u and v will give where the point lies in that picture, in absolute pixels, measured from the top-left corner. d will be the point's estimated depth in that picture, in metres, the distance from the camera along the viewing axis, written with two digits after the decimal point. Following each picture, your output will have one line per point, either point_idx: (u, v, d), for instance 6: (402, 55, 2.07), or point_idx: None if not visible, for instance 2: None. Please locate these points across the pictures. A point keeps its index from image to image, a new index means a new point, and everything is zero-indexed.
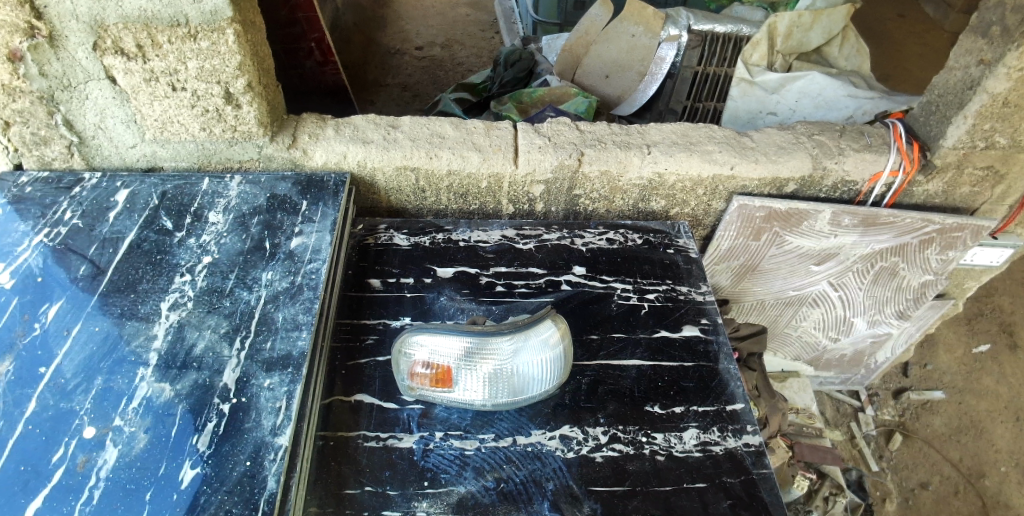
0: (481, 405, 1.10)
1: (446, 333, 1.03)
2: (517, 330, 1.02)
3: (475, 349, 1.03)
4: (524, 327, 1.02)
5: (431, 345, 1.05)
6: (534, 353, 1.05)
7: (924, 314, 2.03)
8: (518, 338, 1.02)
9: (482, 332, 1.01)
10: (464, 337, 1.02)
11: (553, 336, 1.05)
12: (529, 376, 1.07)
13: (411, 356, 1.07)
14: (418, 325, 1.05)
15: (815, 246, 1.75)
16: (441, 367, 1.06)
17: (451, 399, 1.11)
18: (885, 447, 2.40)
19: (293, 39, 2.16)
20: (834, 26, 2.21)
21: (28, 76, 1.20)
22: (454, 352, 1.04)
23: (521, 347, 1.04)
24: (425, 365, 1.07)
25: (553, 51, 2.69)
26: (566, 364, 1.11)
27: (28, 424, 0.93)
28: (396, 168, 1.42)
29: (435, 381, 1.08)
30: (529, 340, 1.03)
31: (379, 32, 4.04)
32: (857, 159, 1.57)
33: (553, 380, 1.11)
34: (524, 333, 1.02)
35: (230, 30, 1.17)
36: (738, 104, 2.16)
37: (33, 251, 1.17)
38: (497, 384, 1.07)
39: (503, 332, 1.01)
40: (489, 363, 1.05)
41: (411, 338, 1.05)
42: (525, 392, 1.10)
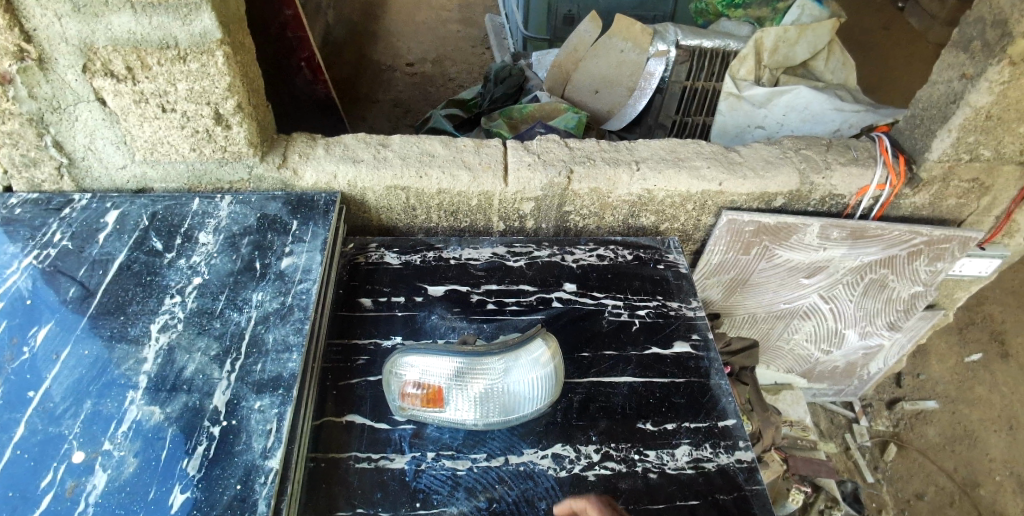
0: (472, 425, 1.10)
1: (437, 353, 1.04)
2: (506, 350, 1.03)
3: (465, 369, 1.04)
4: (514, 346, 1.03)
5: (422, 365, 1.05)
6: (525, 371, 1.06)
7: (914, 325, 2.05)
8: (508, 357, 1.03)
9: (472, 352, 1.02)
10: (454, 358, 1.03)
11: (544, 355, 1.06)
12: (520, 394, 1.08)
13: (401, 376, 1.08)
14: (409, 347, 1.06)
15: (804, 259, 1.77)
16: (432, 387, 1.07)
17: (442, 419, 1.11)
18: (879, 458, 2.40)
19: (282, 58, 2.17)
20: (819, 40, 2.25)
21: (17, 99, 1.20)
22: (444, 372, 1.05)
23: (511, 366, 1.04)
24: (416, 384, 1.07)
25: (543, 67, 2.70)
26: (557, 382, 1.11)
27: (16, 449, 0.92)
28: (386, 187, 1.42)
29: (426, 401, 1.08)
30: (520, 360, 1.04)
31: (371, 48, 4.07)
32: (843, 174, 1.59)
33: (546, 399, 1.11)
34: (514, 353, 1.03)
35: (219, 52, 1.18)
36: (726, 118, 2.19)
37: (22, 273, 1.16)
38: (487, 403, 1.07)
39: (493, 351, 1.02)
40: (479, 383, 1.05)
41: (402, 359, 1.06)
42: (516, 411, 1.10)
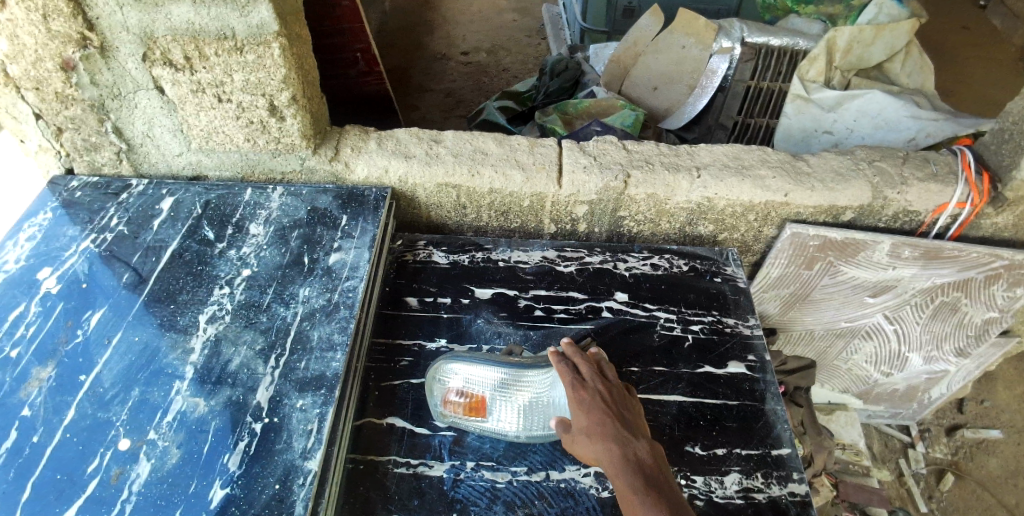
0: (515, 437, 1.07)
1: (482, 361, 1.05)
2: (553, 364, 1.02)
3: (510, 381, 1.04)
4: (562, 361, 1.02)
5: (466, 372, 1.06)
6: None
7: (984, 351, 1.89)
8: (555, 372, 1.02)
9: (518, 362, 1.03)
10: (499, 366, 1.04)
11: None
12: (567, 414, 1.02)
13: (446, 384, 1.08)
14: (455, 354, 1.07)
15: (871, 277, 1.65)
16: (475, 396, 1.06)
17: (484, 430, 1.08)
18: (934, 488, 2.21)
19: (338, 48, 2.15)
20: (897, 42, 2.09)
21: (80, 85, 1.21)
22: (489, 383, 1.05)
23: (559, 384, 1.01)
24: (461, 391, 1.07)
25: (600, 60, 2.61)
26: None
27: (66, 432, 0.93)
28: (437, 185, 1.39)
29: (468, 410, 1.07)
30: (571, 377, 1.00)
31: (423, 36, 4.05)
32: (921, 189, 1.46)
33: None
34: None
35: (276, 44, 1.16)
36: (792, 121, 2.06)
37: (79, 256, 1.19)
38: (532, 415, 1.04)
39: (538, 363, 1.02)
40: (524, 395, 1.04)
41: (447, 364, 1.07)
42: None
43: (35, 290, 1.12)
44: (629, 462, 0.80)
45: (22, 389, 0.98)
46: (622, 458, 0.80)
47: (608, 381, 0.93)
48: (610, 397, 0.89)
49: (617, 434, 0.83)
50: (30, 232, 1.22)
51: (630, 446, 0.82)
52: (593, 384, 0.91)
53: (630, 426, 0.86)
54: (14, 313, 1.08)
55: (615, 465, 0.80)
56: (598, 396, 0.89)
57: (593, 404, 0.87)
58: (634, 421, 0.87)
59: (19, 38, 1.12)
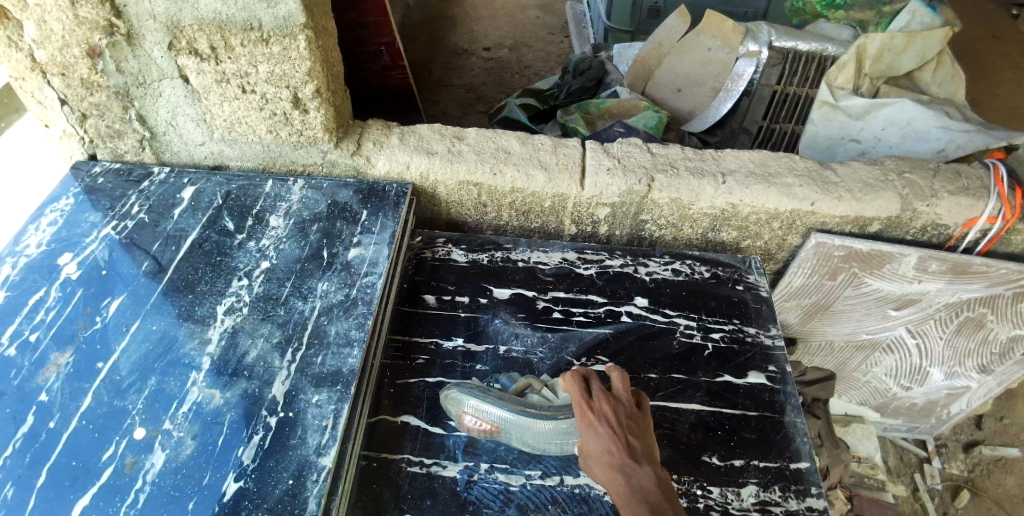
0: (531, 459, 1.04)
1: (496, 403, 1.00)
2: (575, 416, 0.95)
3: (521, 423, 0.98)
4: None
5: (479, 411, 1.01)
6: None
7: (1007, 369, 1.82)
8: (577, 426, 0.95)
9: (535, 412, 0.97)
10: (513, 414, 0.98)
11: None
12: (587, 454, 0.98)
13: (460, 416, 1.04)
14: (469, 391, 1.03)
15: (895, 290, 1.61)
16: (488, 429, 1.02)
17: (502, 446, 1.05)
18: (950, 504, 2.14)
19: (362, 42, 2.14)
20: (929, 50, 2.03)
21: (106, 72, 1.21)
22: (501, 422, 1.00)
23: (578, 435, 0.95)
24: (473, 423, 1.03)
25: (624, 61, 2.58)
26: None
27: (82, 419, 0.93)
28: (459, 182, 1.37)
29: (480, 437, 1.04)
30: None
31: (446, 31, 4.04)
32: (952, 202, 1.42)
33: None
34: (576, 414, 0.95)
35: (302, 36, 1.15)
36: (818, 128, 2.02)
37: (100, 242, 1.19)
38: (549, 450, 1.00)
39: (558, 417, 0.96)
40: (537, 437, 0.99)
41: (461, 396, 1.03)
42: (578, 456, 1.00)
43: (55, 275, 1.12)
44: (633, 494, 0.77)
45: (39, 375, 0.98)
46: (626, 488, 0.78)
47: (618, 399, 0.88)
48: (618, 419, 0.85)
49: (622, 463, 0.80)
50: (52, 217, 1.23)
51: (635, 476, 0.79)
52: (600, 405, 0.86)
53: (638, 451, 0.82)
54: (34, 298, 1.08)
55: (620, 495, 0.78)
56: (604, 420, 0.85)
57: (599, 430, 0.84)
58: (645, 444, 0.83)
59: (47, 24, 1.12)
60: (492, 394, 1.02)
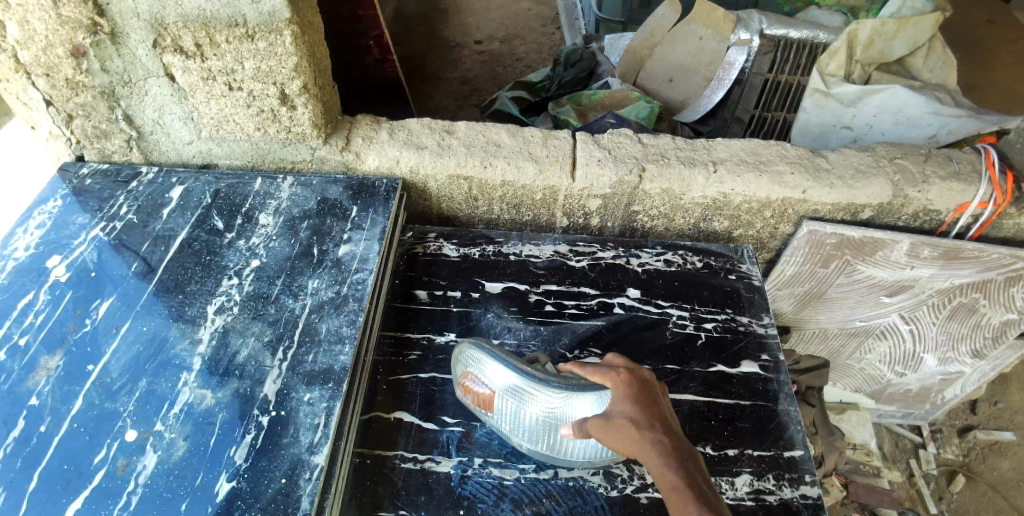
0: (523, 439, 1.00)
1: (497, 357, 0.97)
2: (566, 388, 0.87)
3: (516, 389, 0.94)
4: (576, 388, 0.86)
5: (481, 364, 0.99)
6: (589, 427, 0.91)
7: (1000, 353, 1.83)
8: (565, 399, 0.87)
9: (528, 373, 0.92)
10: (508, 371, 0.94)
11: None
12: (573, 445, 0.94)
13: (466, 369, 1.03)
14: (478, 343, 1.00)
15: (888, 276, 1.62)
16: (488, 392, 0.99)
17: (498, 420, 1.02)
18: (945, 489, 2.15)
19: (352, 36, 2.12)
20: (920, 36, 2.03)
21: (90, 72, 1.20)
22: (498, 383, 0.96)
23: (563, 409, 0.88)
24: (478, 379, 1.00)
25: (616, 51, 2.57)
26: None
27: (74, 422, 0.93)
28: (449, 176, 1.37)
29: (478, 402, 1.03)
30: (582, 410, 0.85)
31: (438, 24, 4.01)
32: (942, 188, 1.42)
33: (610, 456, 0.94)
34: (567, 391, 0.86)
35: (288, 32, 1.14)
36: (809, 116, 2.01)
37: (89, 244, 1.18)
38: (541, 431, 0.95)
39: (550, 384, 0.89)
40: (528, 409, 0.94)
41: (471, 347, 1.01)
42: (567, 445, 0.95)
43: (44, 279, 1.12)
44: (677, 459, 0.67)
45: (30, 378, 0.98)
46: (671, 452, 0.68)
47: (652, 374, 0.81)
48: (657, 389, 0.78)
49: (667, 428, 0.71)
50: (41, 219, 1.22)
51: (681, 442, 0.70)
52: (640, 370, 0.79)
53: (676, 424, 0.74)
54: (23, 301, 1.08)
55: (661, 456, 0.68)
56: (644, 384, 0.77)
57: (642, 392, 0.75)
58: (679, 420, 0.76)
59: (30, 24, 1.11)
60: (499, 348, 0.99)
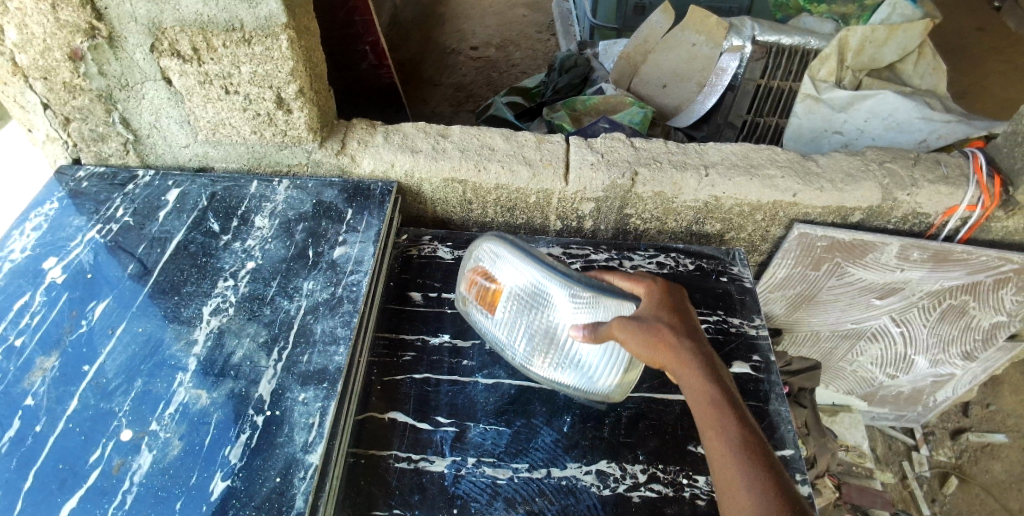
0: (517, 344, 1.02)
1: (522, 249, 0.94)
2: (592, 291, 0.88)
3: (533, 288, 0.93)
4: (597, 288, 0.87)
5: (502, 255, 0.96)
6: (588, 350, 0.96)
7: (991, 355, 1.85)
8: (583, 297, 0.88)
9: (550, 266, 0.90)
10: (530, 263, 0.92)
11: (621, 361, 0.95)
12: (566, 359, 0.99)
13: (482, 264, 1.00)
14: (503, 238, 0.96)
15: (878, 279, 1.64)
16: (499, 290, 0.98)
17: (499, 320, 1.02)
18: (938, 491, 2.17)
19: (348, 40, 2.14)
20: (910, 43, 2.06)
21: (88, 75, 1.22)
22: (515, 281, 0.95)
23: (577, 308, 0.90)
24: (492, 275, 0.98)
25: (610, 58, 2.60)
26: (622, 373, 0.98)
27: (69, 422, 0.94)
28: (444, 180, 1.38)
29: (484, 298, 1.02)
30: (597, 310, 0.88)
31: (435, 30, 4.04)
32: (931, 192, 1.44)
33: (604, 384, 0.99)
34: (592, 294, 0.87)
35: (284, 36, 1.15)
36: (801, 121, 2.02)
37: (85, 246, 1.19)
38: (541, 335, 0.98)
39: (575, 286, 0.88)
40: (540, 311, 0.95)
41: (493, 240, 0.97)
42: (559, 358, 0.99)
43: (40, 280, 1.12)
44: (717, 379, 0.78)
45: (26, 379, 0.98)
46: (710, 370, 0.78)
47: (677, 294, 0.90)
48: (686, 309, 0.87)
49: (698, 342, 0.82)
50: (37, 222, 1.23)
51: (713, 358, 0.80)
52: (671, 294, 0.89)
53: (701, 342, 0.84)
54: (19, 303, 1.08)
55: (704, 373, 0.78)
56: (675, 304, 0.86)
57: (675, 311, 0.85)
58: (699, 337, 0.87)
59: (28, 28, 1.13)
60: (524, 241, 0.95)
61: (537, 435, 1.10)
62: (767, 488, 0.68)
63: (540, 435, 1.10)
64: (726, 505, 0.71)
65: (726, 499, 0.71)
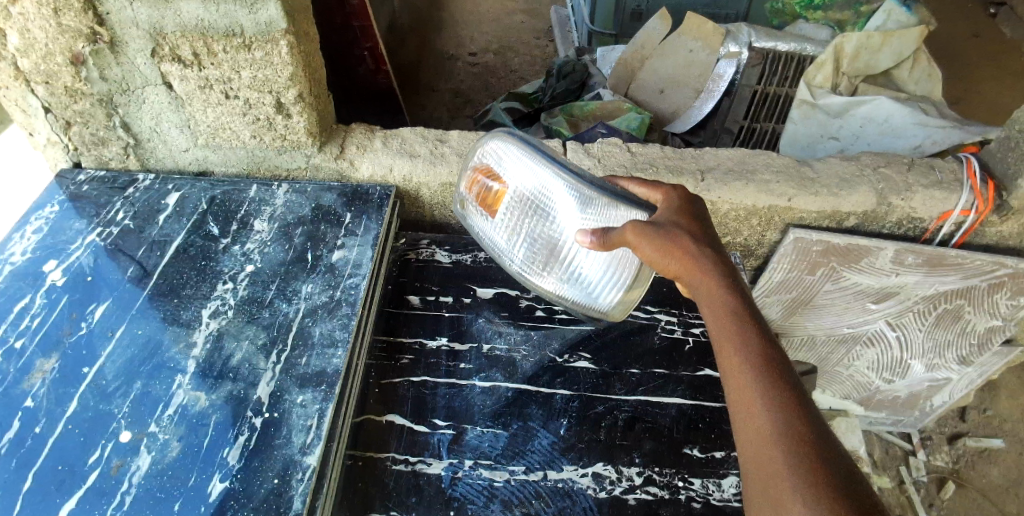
0: (514, 254, 0.94)
1: (532, 145, 0.84)
2: (606, 193, 0.79)
3: (540, 191, 0.84)
4: (611, 193, 0.79)
5: (508, 152, 0.86)
6: (589, 264, 0.88)
7: (987, 360, 1.86)
8: (595, 202, 0.80)
9: (563, 165, 0.81)
10: (540, 162, 0.82)
11: (624, 277, 0.88)
12: (564, 275, 0.92)
13: (486, 163, 0.90)
14: (513, 135, 0.86)
15: (873, 283, 1.65)
16: (501, 192, 0.89)
17: (497, 228, 0.93)
18: (936, 496, 2.17)
19: (347, 46, 2.16)
20: (905, 49, 2.08)
21: (89, 80, 1.23)
22: (521, 183, 0.86)
23: (583, 214, 0.82)
24: (496, 175, 0.89)
25: (607, 64, 2.62)
26: (626, 294, 0.90)
27: (68, 423, 0.94)
28: (442, 184, 1.39)
29: (482, 200, 0.93)
30: (605, 218, 0.81)
31: (433, 35, 4.06)
32: (926, 196, 1.46)
33: (604, 301, 0.93)
34: (605, 198, 0.79)
35: (283, 42, 1.17)
36: (797, 127, 2.04)
37: (85, 249, 1.20)
38: (541, 246, 0.89)
39: (588, 189, 0.80)
40: (544, 217, 0.86)
41: (502, 137, 0.87)
42: (557, 273, 0.92)
43: (40, 283, 1.13)
44: (737, 289, 0.74)
45: (25, 380, 0.99)
46: (731, 282, 0.74)
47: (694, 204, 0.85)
48: (704, 219, 0.83)
49: (716, 250, 0.77)
50: (37, 224, 1.24)
51: (733, 270, 0.76)
52: (687, 204, 0.84)
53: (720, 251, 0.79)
54: (19, 305, 1.09)
55: (722, 283, 0.74)
56: (692, 215, 0.82)
57: (692, 222, 0.80)
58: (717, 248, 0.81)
59: (30, 33, 1.14)
60: (535, 137, 0.86)
61: (534, 438, 1.10)
62: (786, 403, 0.65)
63: (537, 438, 1.10)
64: (738, 419, 0.67)
65: (738, 413, 0.67)
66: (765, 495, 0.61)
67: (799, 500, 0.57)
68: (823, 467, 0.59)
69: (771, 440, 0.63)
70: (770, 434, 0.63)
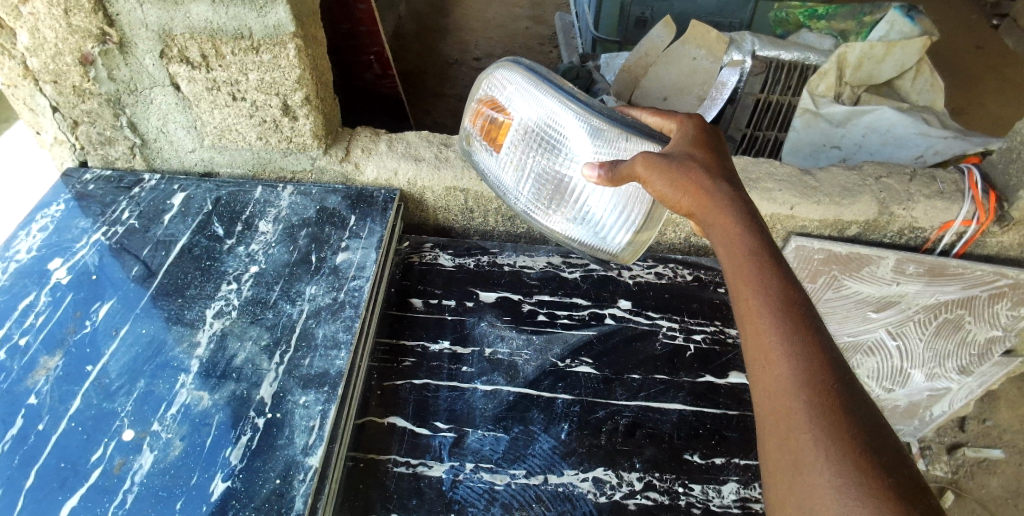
0: (520, 191, 0.91)
1: (542, 77, 0.83)
2: (614, 125, 0.79)
3: (548, 122, 0.82)
4: (621, 125, 0.78)
5: (517, 83, 0.85)
6: (597, 201, 0.84)
7: (986, 370, 1.86)
8: (605, 134, 0.79)
9: (571, 96, 0.81)
10: (549, 93, 0.82)
11: (635, 216, 0.84)
12: (571, 213, 0.88)
13: (495, 96, 0.88)
14: (524, 67, 0.86)
15: (874, 292, 1.65)
16: (508, 124, 0.86)
17: (502, 163, 0.91)
18: None
19: (350, 50, 2.16)
20: (907, 59, 2.11)
21: (98, 80, 1.23)
22: (528, 113, 0.84)
23: (593, 146, 0.80)
24: (504, 106, 0.87)
25: (611, 69, 2.62)
26: (637, 237, 0.86)
27: (72, 421, 0.94)
28: (446, 188, 1.40)
29: (488, 134, 0.91)
30: (614, 150, 0.79)
31: (437, 40, 4.08)
32: (927, 206, 1.46)
33: (612, 244, 0.88)
34: (614, 131, 0.79)
35: (291, 45, 1.17)
36: (800, 134, 2.01)
37: (90, 248, 1.20)
38: (547, 180, 0.86)
39: (598, 121, 0.79)
40: (552, 149, 0.83)
41: (512, 69, 0.87)
42: (564, 211, 0.88)
43: (45, 281, 1.13)
44: (754, 230, 0.73)
45: (29, 377, 0.99)
46: (746, 222, 0.74)
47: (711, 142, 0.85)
48: (721, 159, 0.82)
49: (731, 190, 0.77)
50: (43, 223, 1.24)
51: (750, 207, 0.76)
52: (705, 143, 0.83)
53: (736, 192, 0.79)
54: (25, 302, 1.09)
55: (739, 224, 0.74)
56: (708, 153, 0.81)
57: (709, 160, 0.80)
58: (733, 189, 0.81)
59: (39, 32, 1.14)
60: (544, 72, 0.86)
61: (535, 442, 1.10)
62: (804, 345, 0.64)
63: (538, 441, 1.10)
64: (754, 360, 0.67)
65: (754, 354, 0.67)
66: (779, 436, 0.61)
67: (814, 447, 0.58)
68: (842, 409, 0.59)
69: (788, 384, 0.62)
70: (787, 377, 0.62)
